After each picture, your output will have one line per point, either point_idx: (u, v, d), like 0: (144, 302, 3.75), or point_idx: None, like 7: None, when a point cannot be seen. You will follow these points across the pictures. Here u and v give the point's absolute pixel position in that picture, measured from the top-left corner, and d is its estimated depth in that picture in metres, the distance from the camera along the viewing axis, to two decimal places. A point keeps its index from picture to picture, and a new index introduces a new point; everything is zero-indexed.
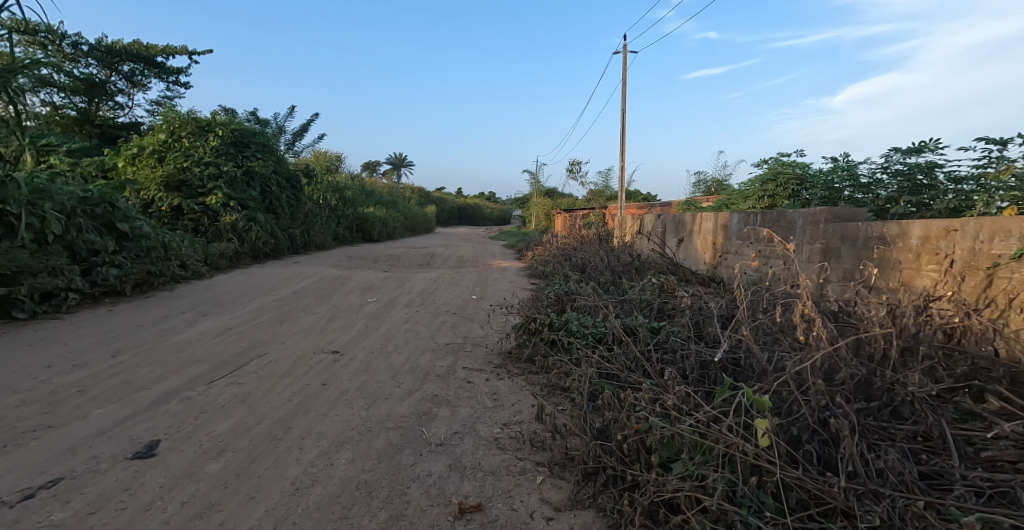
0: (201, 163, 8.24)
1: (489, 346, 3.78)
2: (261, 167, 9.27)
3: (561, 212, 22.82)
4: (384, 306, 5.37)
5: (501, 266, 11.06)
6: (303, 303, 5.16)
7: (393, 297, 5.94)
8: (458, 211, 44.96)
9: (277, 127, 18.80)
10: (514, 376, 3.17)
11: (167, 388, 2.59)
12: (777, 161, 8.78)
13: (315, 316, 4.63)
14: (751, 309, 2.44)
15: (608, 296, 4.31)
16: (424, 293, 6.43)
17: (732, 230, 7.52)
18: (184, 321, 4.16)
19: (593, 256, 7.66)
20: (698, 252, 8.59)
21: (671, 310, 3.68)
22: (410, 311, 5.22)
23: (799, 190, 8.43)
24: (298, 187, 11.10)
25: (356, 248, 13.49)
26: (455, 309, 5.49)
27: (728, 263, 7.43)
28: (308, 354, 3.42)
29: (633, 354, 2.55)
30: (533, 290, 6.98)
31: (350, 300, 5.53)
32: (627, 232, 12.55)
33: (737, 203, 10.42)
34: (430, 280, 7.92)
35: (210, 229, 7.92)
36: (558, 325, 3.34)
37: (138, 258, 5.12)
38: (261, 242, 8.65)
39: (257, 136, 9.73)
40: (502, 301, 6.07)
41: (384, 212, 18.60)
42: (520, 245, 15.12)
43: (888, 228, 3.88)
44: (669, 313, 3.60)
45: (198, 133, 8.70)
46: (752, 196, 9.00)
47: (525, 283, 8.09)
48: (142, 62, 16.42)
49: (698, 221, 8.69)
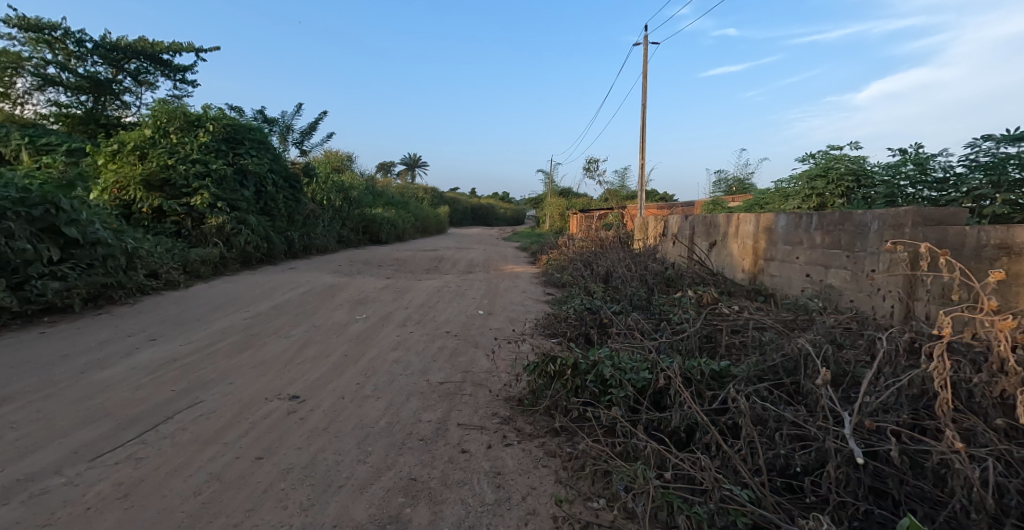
0: (188, 159, 7.52)
1: (493, 390, 2.97)
2: (254, 166, 8.56)
3: (577, 213, 21.92)
4: (374, 326, 4.58)
5: (514, 272, 10.21)
6: (279, 323, 4.38)
7: (387, 314, 5.13)
8: (471, 212, 44.23)
9: (285, 126, 18.23)
10: (525, 441, 2.36)
11: (23, 471, 1.79)
12: (826, 155, 7.85)
13: (286, 341, 3.84)
14: (904, 386, 1.68)
15: (643, 323, 3.48)
16: (424, 308, 5.62)
17: (779, 233, 6.57)
18: (124, 348, 3.39)
19: (617, 264, 6.79)
20: (735, 259, 7.67)
21: (727, 349, 2.92)
22: (403, 333, 4.41)
23: (854, 188, 7.49)
24: (298, 187, 10.41)
25: (361, 251, 12.77)
26: (458, 330, 4.68)
27: (776, 272, 6.50)
28: (257, 401, 2.61)
29: (715, 441, 1.76)
30: (549, 305, 6.12)
31: (335, 318, 4.74)
32: (650, 235, 11.63)
33: (776, 203, 9.46)
34: (433, 290, 7.11)
35: (193, 233, 7.20)
36: (585, 370, 2.55)
37: (90, 268, 4.40)
38: (252, 247, 7.94)
39: (252, 132, 9.00)
40: (512, 320, 5.23)
41: (394, 214, 17.88)
42: (534, 247, 14.27)
43: (1017, 236, 2.94)
44: (724, 353, 2.84)
45: (187, 129, 8.01)
46: (798, 196, 8.10)
47: (540, 294, 7.23)
48: (150, 60, 15.90)
49: (734, 223, 7.76)
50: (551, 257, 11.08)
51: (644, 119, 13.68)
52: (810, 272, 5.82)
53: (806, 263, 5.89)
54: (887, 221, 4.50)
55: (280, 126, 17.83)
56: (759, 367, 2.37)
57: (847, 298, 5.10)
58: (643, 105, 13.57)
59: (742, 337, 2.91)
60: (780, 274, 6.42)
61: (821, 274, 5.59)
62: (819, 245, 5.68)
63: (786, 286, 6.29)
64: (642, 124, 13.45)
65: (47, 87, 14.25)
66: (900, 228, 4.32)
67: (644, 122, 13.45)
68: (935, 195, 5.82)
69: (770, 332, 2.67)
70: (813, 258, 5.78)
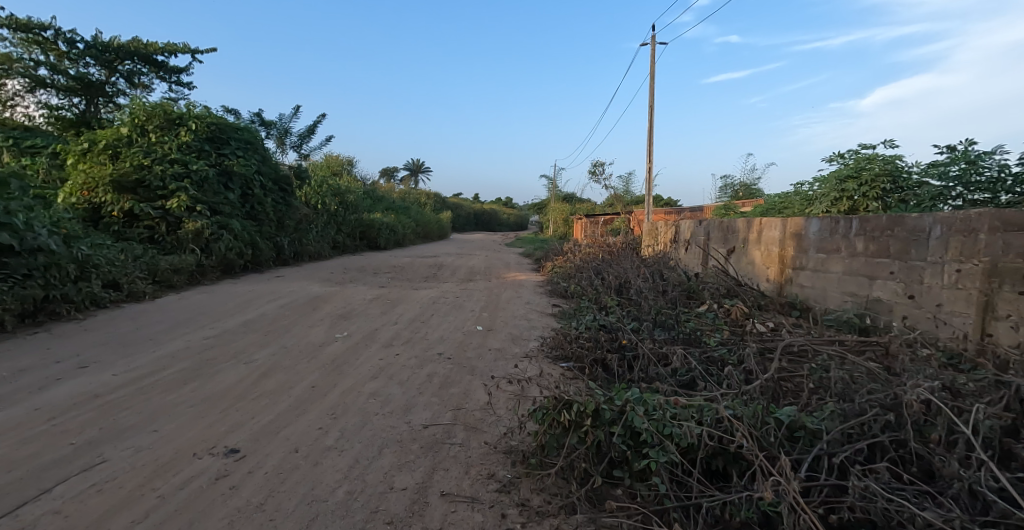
0: (166, 159, 6.94)
1: (490, 441, 2.34)
2: (240, 166, 7.97)
3: (581, 218, 21.35)
4: (355, 347, 3.95)
5: (517, 280, 9.60)
6: (243, 343, 3.76)
7: (372, 332, 4.50)
8: (473, 216, 43.75)
9: (283, 129, 17.71)
10: (533, 524, 1.75)
11: None
12: (859, 155, 7.32)
13: (246, 368, 3.21)
14: None
15: (678, 358, 2.88)
16: (417, 323, 5.01)
17: (810, 239, 5.93)
18: (41, 379, 2.77)
19: (631, 274, 6.17)
20: (758, 267, 7.03)
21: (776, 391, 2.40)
22: (389, 356, 3.79)
23: (890, 190, 6.89)
24: (289, 191, 9.82)
25: (357, 257, 12.20)
26: (452, 351, 4.06)
27: (808, 283, 5.86)
28: (178, 458, 1.97)
29: None
30: (556, 320, 5.49)
31: (311, 337, 4.11)
32: (660, 241, 11.03)
33: (801, 208, 8.89)
34: (428, 301, 6.50)
35: (168, 239, 6.61)
36: (612, 421, 1.95)
37: (27, 279, 3.83)
38: (234, 254, 7.33)
39: (239, 132, 8.43)
40: (515, 338, 4.60)
41: (393, 219, 17.30)
42: (537, 254, 13.67)
43: None
44: (776, 393, 2.29)
45: (167, 127, 7.44)
46: (825, 198, 7.55)
47: (545, 306, 6.59)
48: (144, 61, 15.26)
49: (756, 229, 7.15)
50: (556, 264, 10.49)
51: (651, 122, 13.19)
52: (850, 283, 5.18)
53: (845, 273, 5.27)
54: (954, 225, 3.93)
55: (277, 129, 17.27)
56: (839, 423, 1.82)
57: (897, 314, 4.46)
58: (650, 107, 13.06)
59: (795, 376, 2.39)
60: (813, 286, 5.77)
61: (866, 286, 4.93)
62: (862, 254, 5.06)
63: (820, 298, 5.65)
64: (649, 127, 12.92)
65: (38, 88, 13.66)
66: (973, 232, 3.76)
67: (651, 124, 12.91)
68: (983, 198, 5.12)
69: (837, 373, 2.14)
70: (854, 267, 5.15)
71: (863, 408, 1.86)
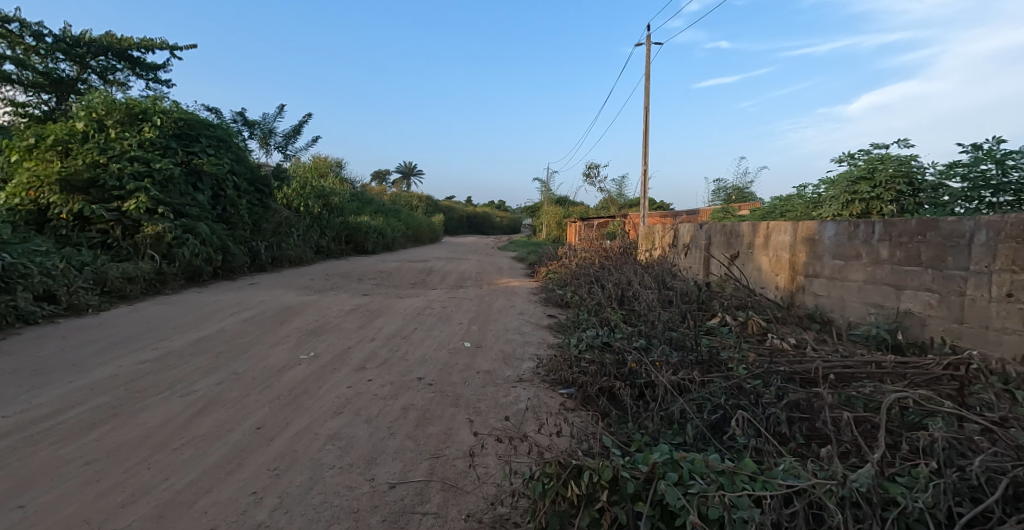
0: (125, 157, 6.33)
1: (473, 513, 1.82)
2: (210, 165, 7.36)
3: (575, 221, 20.90)
4: (321, 372, 3.40)
5: (509, 287, 9.07)
6: (187, 369, 3.20)
7: (343, 351, 3.95)
8: (466, 220, 43.21)
9: (267, 129, 17.08)
10: None
11: None
12: (872, 155, 6.90)
13: (179, 402, 2.65)
14: None
15: (709, 404, 2.40)
16: (396, 338, 4.47)
17: (826, 245, 5.46)
18: None
19: (633, 282, 5.68)
20: (767, 274, 6.57)
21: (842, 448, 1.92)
22: (358, 383, 3.24)
23: (906, 192, 6.46)
24: (267, 192, 9.21)
25: (342, 262, 11.62)
26: (433, 375, 3.52)
27: (824, 292, 5.40)
28: None
29: None
30: (552, 336, 4.96)
31: (270, 360, 3.55)
32: (658, 245, 10.56)
33: (809, 211, 8.45)
34: (412, 312, 5.97)
35: (124, 245, 6.00)
36: (639, 502, 1.45)
37: None
38: (200, 260, 6.74)
39: (211, 128, 7.83)
40: (506, 358, 4.07)
41: (382, 222, 16.72)
42: (530, 258, 13.17)
43: None
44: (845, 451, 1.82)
45: (129, 122, 6.82)
46: (836, 201, 7.11)
47: (540, 317, 6.08)
48: (118, 57, 14.56)
49: (763, 233, 6.70)
50: (550, 270, 9.98)
51: (647, 123, 12.79)
52: (874, 293, 4.71)
53: (867, 283, 4.82)
54: (1004, 230, 3.48)
55: (260, 129, 16.62)
56: (952, 503, 1.33)
57: (931, 329, 3.99)
58: (646, 107, 12.63)
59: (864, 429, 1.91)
60: (830, 295, 5.30)
61: (894, 297, 4.45)
62: (887, 261, 4.60)
63: (838, 309, 5.19)
64: (645, 128, 12.50)
65: (5, 85, 12.91)
66: None
67: (648, 125, 12.50)
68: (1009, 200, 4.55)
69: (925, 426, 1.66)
70: (877, 276, 4.70)
71: (978, 480, 1.38)
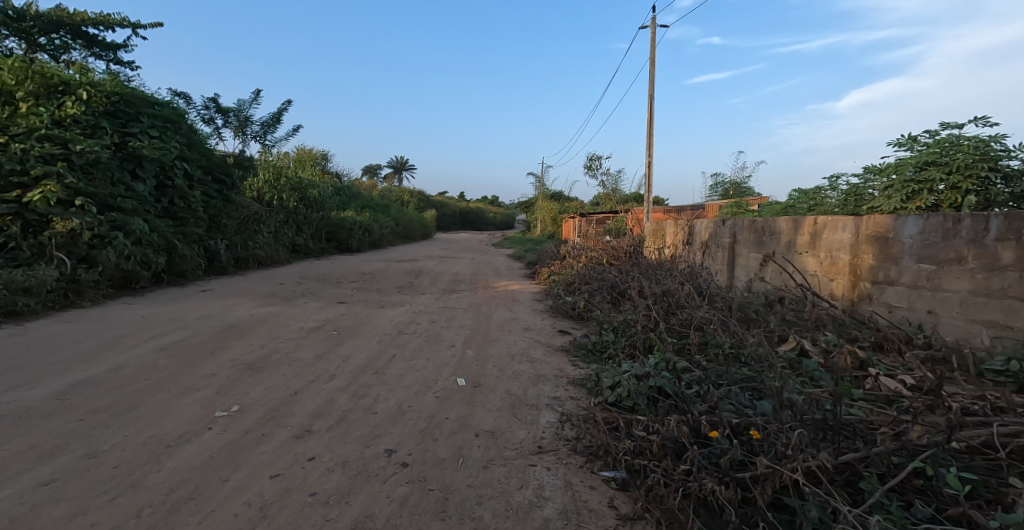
0: (34, 136, 5.05)
1: None
2: (152, 150, 6.05)
3: (572, 217, 19.82)
4: (238, 443, 2.20)
5: (508, 292, 7.89)
6: (12, 448, 1.99)
7: (287, 401, 2.75)
8: (458, 215, 42.02)
9: (243, 117, 15.59)
10: None
11: None
12: (942, 139, 5.81)
13: None
14: None
15: None
16: (362, 374, 3.28)
17: (905, 245, 4.32)
18: None
19: (668, 293, 4.52)
20: (815, 278, 5.45)
21: None
22: (291, 468, 2.05)
23: (987, 181, 5.38)
24: (229, 183, 7.96)
25: (320, 262, 10.39)
26: (409, 445, 2.34)
27: (903, 302, 4.30)
28: None
29: None
30: (571, 366, 3.79)
31: (167, 422, 2.34)
32: (669, 242, 9.44)
33: (850, 205, 7.37)
34: (390, 328, 4.77)
35: (24, 246, 4.76)
36: None
37: None
38: (132, 264, 5.50)
39: (156, 106, 6.45)
40: (515, 407, 2.90)
41: (368, 218, 15.48)
42: (527, 258, 12.02)
43: None
44: None
45: (47, 94, 5.46)
46: (896, 192, 6.00)
47: (549, 334, 4.93)
48: (74, 35, 12.26)
49: (811, 229, 5.57)
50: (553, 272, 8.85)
51: (653, 110, 11.64)
52: (990, 310, 3.62)
53: (977, 296, 3.72)
54: None
55: (235, 117, 15.17)
56: None
57: None
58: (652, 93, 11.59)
59: None
60: (914, 308, 4.19)
61: None
62: (1012, 268, 3.50)
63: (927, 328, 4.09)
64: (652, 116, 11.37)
65: None
66: None
67: (653, 111, 11.46)
68: None
69: None
70: (996, 287, 3.60)
71: None
